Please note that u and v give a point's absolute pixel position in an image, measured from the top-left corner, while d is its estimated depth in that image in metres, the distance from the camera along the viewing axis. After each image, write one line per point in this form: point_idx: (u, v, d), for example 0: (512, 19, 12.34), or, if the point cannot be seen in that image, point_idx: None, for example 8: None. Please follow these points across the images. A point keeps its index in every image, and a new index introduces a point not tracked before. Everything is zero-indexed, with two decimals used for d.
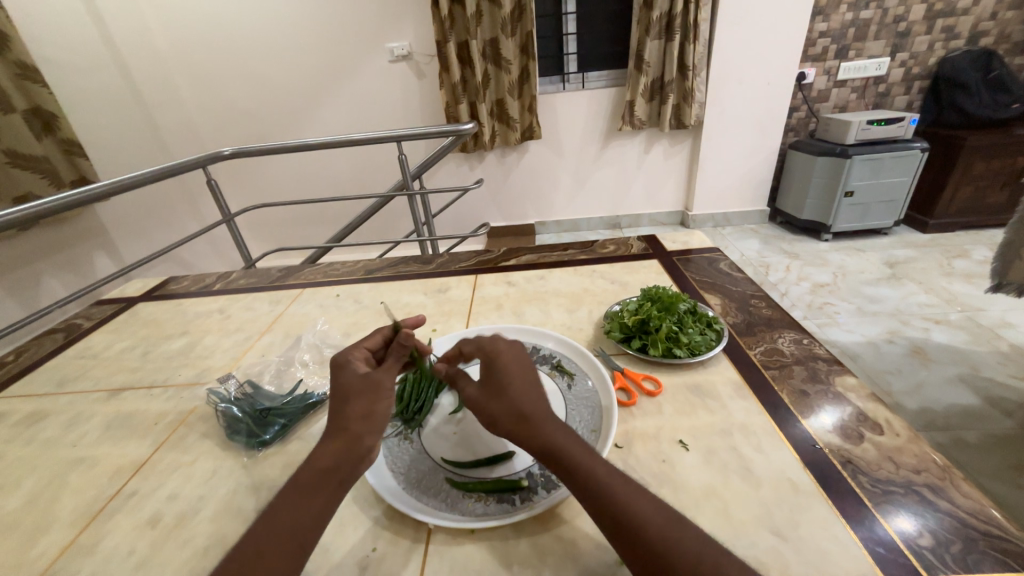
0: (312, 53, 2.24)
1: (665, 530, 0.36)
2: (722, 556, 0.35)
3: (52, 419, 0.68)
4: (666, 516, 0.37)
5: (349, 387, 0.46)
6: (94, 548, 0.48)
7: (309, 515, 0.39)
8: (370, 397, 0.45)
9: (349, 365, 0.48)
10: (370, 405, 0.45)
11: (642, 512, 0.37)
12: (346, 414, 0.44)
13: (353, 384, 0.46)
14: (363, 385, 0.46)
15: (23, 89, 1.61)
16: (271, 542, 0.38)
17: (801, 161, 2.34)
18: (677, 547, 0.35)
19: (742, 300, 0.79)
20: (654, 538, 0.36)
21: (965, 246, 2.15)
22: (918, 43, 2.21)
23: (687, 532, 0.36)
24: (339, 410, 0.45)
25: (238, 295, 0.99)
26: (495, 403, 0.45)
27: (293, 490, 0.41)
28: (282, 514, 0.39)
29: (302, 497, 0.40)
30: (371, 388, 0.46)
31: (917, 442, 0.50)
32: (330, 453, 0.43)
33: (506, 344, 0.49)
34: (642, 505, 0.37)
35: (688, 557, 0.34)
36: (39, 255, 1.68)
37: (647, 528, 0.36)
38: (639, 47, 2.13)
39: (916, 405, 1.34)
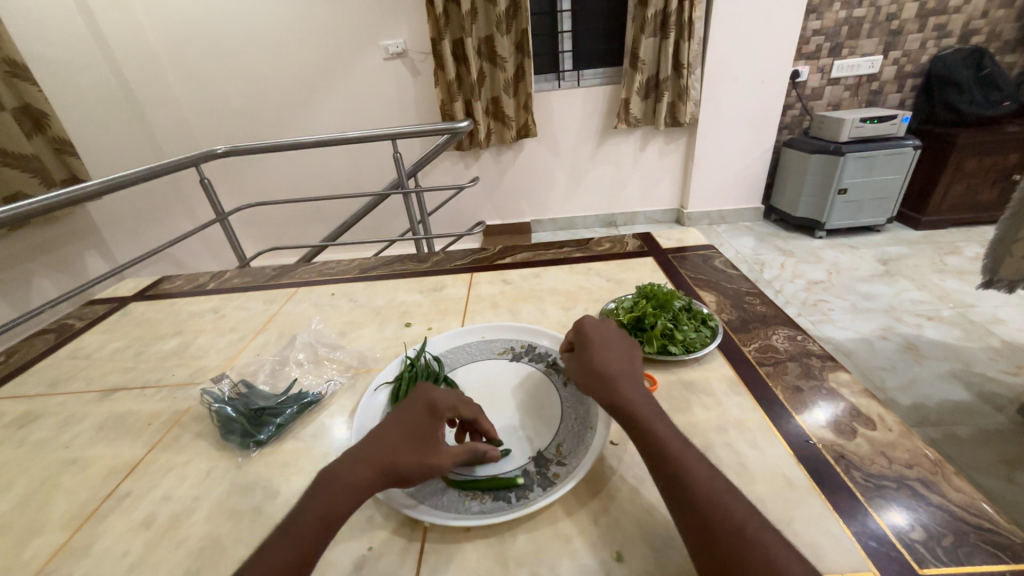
0: (306, 51, 2.22)
1: (712, 495, 0.38)
2: (761, 529, 0.36)
3: (44, 421, 0.68)
4: (715, 485, 0.39)
5: (410, 424, 0.47)
6: (87, 551, 0.47)
7: (316, 541, 0.40)
8: (413, 450, 0.45)
9: (432, 405, 0.48)
10: (407, 454, 0.44)
11: (694, 475, 0.40)
12: (384, 445, 0.45)
13: (417, 424, 0.47)
14: (421, 433, 0.46)
15: (12, 87, 1.58)
16: (275, 565, 0.38)
17: (795, 159, 2.35)
18: (722, 510, 0.37)
19: (736, 298, 0.79)
20: (699, 494, 0.39)
21: (957, 242, 2.17)
22: (911, 41, 2.22)
23: (733, 502, 0.38)
24: (384, 437, 0.46)
25: (231, 295, 0.98)
26: (585, 362, 0.52)
27: (307, 512, 0.41)
28: (289, 538, 0.39)
29: (312, 520, 0.40)
30: (424, 442, 0.45)
31: (909, 437, 0.50)
32: (347, 477, 0.43)
33: (599, 327, 0.56)
34: (697, 468, 0.41)
35: (730, 519, 0.37)
36: (28, 254, 1.65)
37: (695, 487, 0.39)
38: (634, 45, 2.13)
39: (909, 400, 1.35)
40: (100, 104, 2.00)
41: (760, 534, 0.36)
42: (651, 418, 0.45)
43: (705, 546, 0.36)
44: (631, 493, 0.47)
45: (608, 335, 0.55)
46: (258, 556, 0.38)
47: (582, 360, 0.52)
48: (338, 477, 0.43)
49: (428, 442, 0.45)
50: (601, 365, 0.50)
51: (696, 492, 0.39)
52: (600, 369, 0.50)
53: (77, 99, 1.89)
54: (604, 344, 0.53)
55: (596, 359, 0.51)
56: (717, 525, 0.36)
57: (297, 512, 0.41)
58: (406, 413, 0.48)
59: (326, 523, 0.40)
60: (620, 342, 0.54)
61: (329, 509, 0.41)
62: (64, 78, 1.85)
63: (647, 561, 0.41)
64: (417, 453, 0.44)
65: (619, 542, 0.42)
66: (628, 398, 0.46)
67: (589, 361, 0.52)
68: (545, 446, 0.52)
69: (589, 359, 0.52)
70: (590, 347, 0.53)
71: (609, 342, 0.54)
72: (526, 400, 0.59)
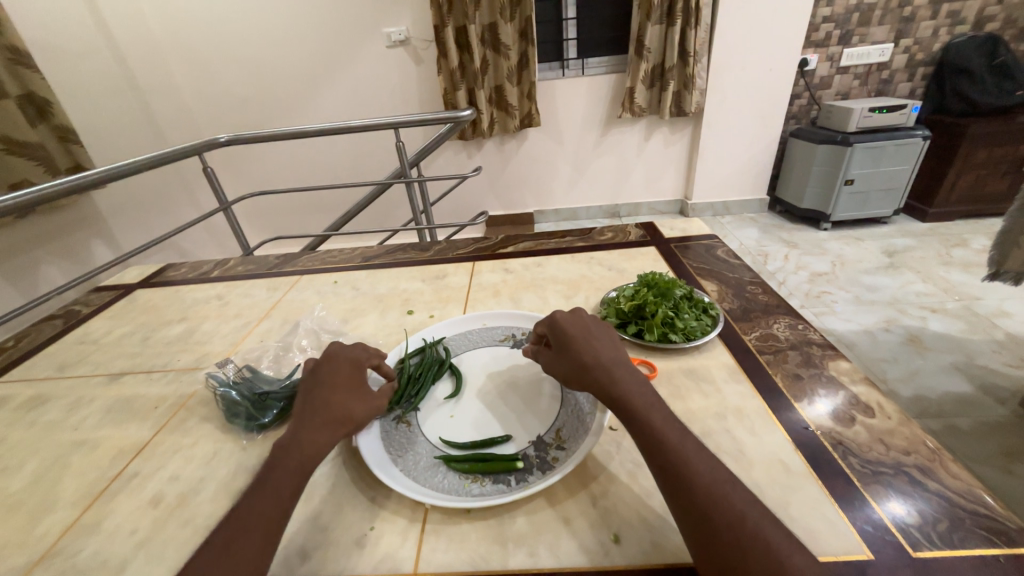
0: (307, 38, 2.20)
1: (713, 486, 0.39)
2: (762, 518, 0.37)
3: (53, 404, 0.69)
4: (715, 476, 0.39)
5: (341, 380, 0.52)
6: (97, 529, 0.48)
7: (290, 494, 0.42)
8: (356, 396, 0.51)
9: (345, 360, 0.54)
10: (351, 403, 0.50)
11: (696, 466, 0.40)
12: (327, 403, 0.49)
13: (342, 377, 0.53)
14: (350, 379, 0.53)
15: (14, 74, 1.58)
16: (260, 511, 0.41)
17: (801, 150, 2.33)
18: (723, 501, 0.37)
19: (738, 287, 0.79)
20: (700, 487, 0.39)
21: (964, 235, 2.15)
22: (923, 28, 2.18)
23: (734, 494, 0.38)
24: (324, 399, 0.50)
25: (235, 282, 0.99)
26: (570, 360, 0.51)
27: (279, 470, 0.44)
28: (270, 489, 0.42)
29: (285, 477, 0.43)
30: (357, 387, 0.52)
31: (908, 425, 0.51)
32: (311, 439, 0.46)
33: (574, 318, 0.56)
34: (697, 461, 0.41)
35: (729, 512, 0.37)
36: (35, 243, 1.67)
37: (694, 481, 0.39)
38: (639, 33, 2.10)
39: (911, 392, 1.35)
40: (103, 91, 2.00)
41: (758, 522, 0.36)
42: (649, 412, 0.45)
43: (703, 538, 0.37)
44: (629, 477, 0.47)
45: (583, 327, 0.55)
46: (242, 512, 0.41)
47: (568, 358, 0.52)
48: (301, 440, 0.46)
49: (360, 387, 0.53)
50: (589, 358, 0.50)
51: (696, 485, 0.39)
52: (588, 361, 0.50)
53: (80, 88, 1.89)
54: (583, 336, 0.53)
55: (582, 353, 0.51)
56: (717, 517, 0.37)
57: (269, 471, 0.44)
58: (330, 370, 0.53)
59: (298, 477, 0.44)
60: (596, 331, 0.54)
61: (297, 465, 0.44)
62: (67, 66, 1.85)
63: (644, 542, 0.41)
64: (357, 399, 0.51)
65: (617, 524, 0.43)
66: (624, 388, 0.47)
67: (575, 355, 0.51)
68: (545, 431, 0.52)
69: (575, 354, 0.51)
70: (570, 345, 0.52)
71: (590, 332, 0.54)
72: (528, 387, 0.60)
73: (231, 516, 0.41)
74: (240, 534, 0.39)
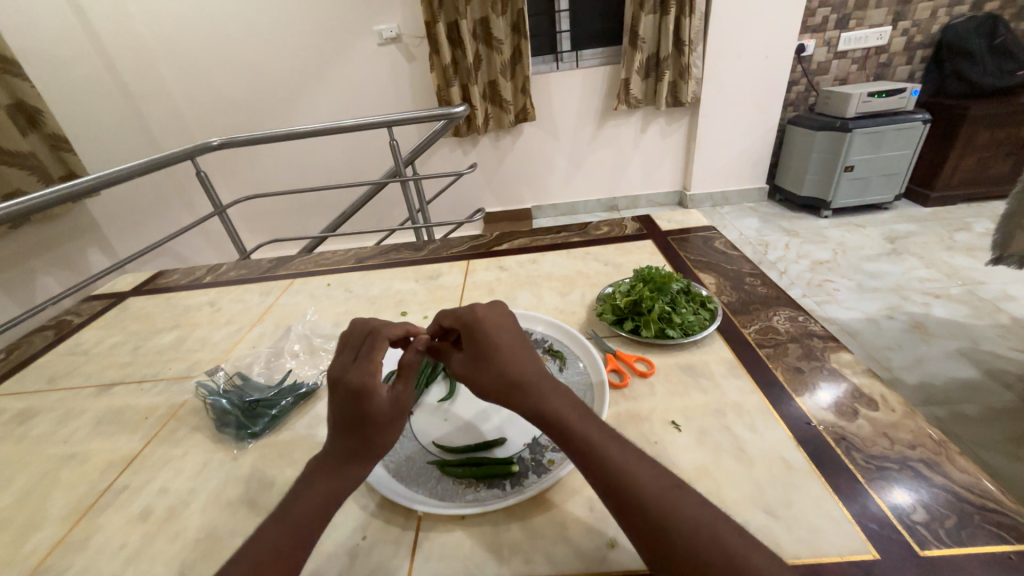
0: (298, 38, 2.18)
1: (661, 495, 0.37)
2: (715, 521, 0.35)
3: (43, 417, 0.68)
4: (661, 482, 0.38)
5: (355, 412, 0.44)
6: (85, 545, 0.47)
7: (313, 526, 0.40)
8: (378, 429, 0.44)
9: (352, 386, 0.44)
10: (374, 438, 0.44)
11: (639, 478, 0.38)
12: (352, 439, 0.44)
13: (359, 411, 0.44)
14: (368, 412, 0.44)
15: (3, 82, 1.56)
16: (277, 544, 0.38)
17: (800, 137, 2.30)
18: (674, 510, 0.36)
19: (737, 279, 0.78)
20: (650, 495, 0.37)
21: (966, 219, 2.13)
22: (921, 10, 2.14)
23: (685, 501, 0.36)
24: (348, 434, 0.44)
25: (227, 288, 0.98)
26: (485, 378, 0.46)
27: (301, 500, 0.41)
28: (289, 520, 0.40)
29: (308, 509, 0.41)
30: (376, 417, 0.44)
31: (913, 418, 0.49)
32: (336, 473, 0.43)
33: (493, 317, 0.49)
34: (639, 471, 0.38)
35: (685, 519, 0.35)
36: (30, 253, 1.66)
37: (642, 489, 0.37)
38: (633, 23, 2.07)
39: (915, 379, 1.34)
40: (94, 98, 1.98)
41: (717, 523, 0.35)
42: (584, 425, 0.42)
43: (661, 550, 0.35)
44: None
45: (505, 331, 0.48)
46: (259, 543, 0.39)
47: (489, 371, 0.46)
48: (329, 473, 0.43)
49: (381, 411, 0.44)
50: (508, 378, 0.45)
51: (642, 500, 0.36)
52: (508, 382, 0.45)
53: (71, 95, 1.88)
54: (505, 344, 0.47)
55: (508, 368, 0.45)
56: (673, 524, 0.35)
57: (292, 500, 0.42)
58: (346, 404, 0.44)
59: (320, 508, 0.41)
60: (517, 336, 0.49)
61: (320, 496, 0.41)
62: (57, 74, 1.83)
63: None
64: (380, 430, 0.44)
65: (613, 529, 0.42)
66: (559, 408, 0.43)
67: (500, 370, 0.45)
68: (540, 433, 0.51)
69: (497, 369, 0.46)
70: (492, 356, 0.46)
71: (511, 335, 0.48)
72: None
73: (247, 546, 0.39)
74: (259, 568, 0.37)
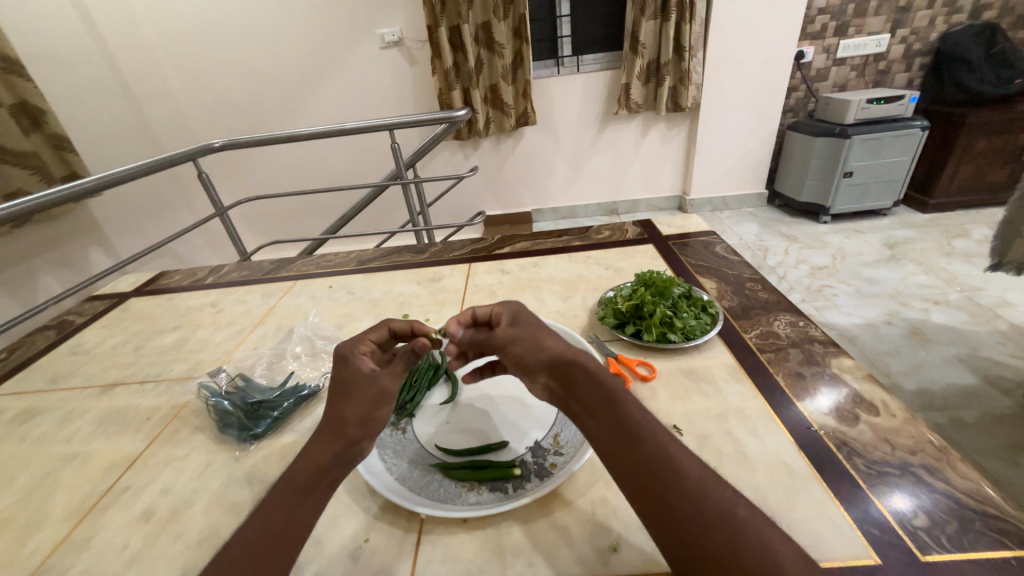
0: (300, 41, 2.19)
1: (704, 483, 0.36)
2: (751, 514, 0.34)
3: (44, 417, 0.68)
4: (702, 472, 0.37)
5: (346, 381, 0.44)
6: (87, 545, 0.47)
7: (287, 517, 0.39)
8: (346, 400, 0.44)
9: (340, 353, 0.47)
10: (343, 409, 0.43)
11: (683, 465, 0.37)
12: (324, 413, 0.44)
13: (340, 381, 0.45)
14: (342, 382, 0.45)
15: (7, 83, 1.57)
16: (256, 541, 0.37)
17: (799, 143, 2.31)
18: (715, 498, 0.35)
19: (738, 284, 0.78)
20: (693, 481, 0.36)
21: (965, 225, 2.14)
22: (920, 18, 2.16)
23: (722, 491, 0.36)
24: (331, 407, 0.44)
25: (229, 289, 0.98)
26: (537, 336, 0.47)
27: (280, 489, 0.40)
28: (266, 514, 0.39)
29: (282, 499, 0.40)
30: (351, 388, 0.44)
31: (913, 424, 0.49)
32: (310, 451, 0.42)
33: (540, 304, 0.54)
34: (682, 457, 0.38)
35: (724, 507, 0.34)
36: (32, 253, 1.66)
37: (684, 474, 0.36)
38: (634, 28, 2.08)
39: (914, 385, 1.34)
40: (97, 99, 1.99)
41: (753, 519, 0.34)
42: (632, 402, 0.41)
43: (695, 536, 0.33)
44: None
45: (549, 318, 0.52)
46: (240, 540, 0.38)
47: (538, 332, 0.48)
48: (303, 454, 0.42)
49: (364, 383, 0.44)
50: (561, 342, 0.46)
51: (686, 483, 0.36)
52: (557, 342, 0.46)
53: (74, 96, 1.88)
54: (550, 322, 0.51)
55: (560, 336, 0.48)
56: (715, 513, 0.34)
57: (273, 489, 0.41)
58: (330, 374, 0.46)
59: (296, 496, 0.40)
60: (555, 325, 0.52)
61: (298, 481, 0.40)
62: (62, 75, 1.84)
63: (644, 550, 0.40)
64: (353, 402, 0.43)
65: (615, 532, 0.42)
66: (609, 378, 0.42)
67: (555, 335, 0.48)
68: (542, 436, 0.52)
69: (548, 333, 0.48)
70: (545, 326, 0.49)
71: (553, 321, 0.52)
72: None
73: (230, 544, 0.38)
74: (238, 565, 0.36)
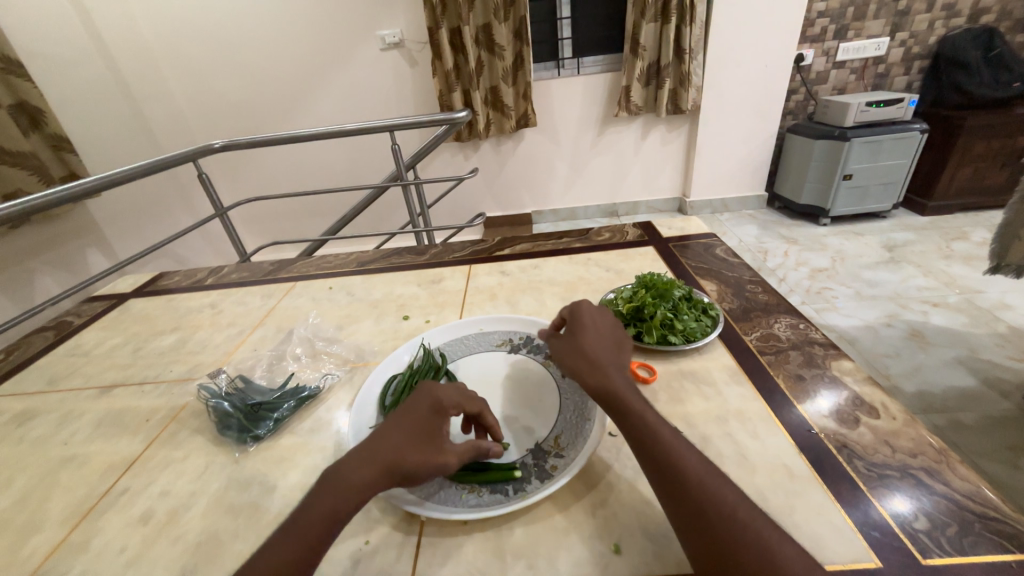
0: (301, 43, 2.19)
1: (704, 481, 0.39)
2: (750, 510, 0.37)
3: (42, 419, 0.68)
4: (706, 471, 0.40)
5: (410, 417, 0.46)
6: (85, 548, 0.47)
7: (319, 542, 0.39)
8: (416, 446, 0.44)
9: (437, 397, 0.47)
10: (408, 449, 0.44)
11: (686, 464, 0.40)
12: (385, 443, 0.44)
13: (416, 421, 0.46)
14: (420, 427, 0.45)
15: (7, 84, 1.57)
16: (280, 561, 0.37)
17: (799, 145, 2.32)
18: (715, 495, 0.38)
19: (738, 286, 0.78)
20: (693, 483, 0.39)
21: (964, 228, 2.14)
22: (918, 22, 2.17)
23: (723, 489, 0.39)
24: (384, 436, 0.45)
25: (229, 290, 0.98)
26: (571, 350, 0.53)
27: (308, 513, 0.40)
28: (294, 538, 0.39)
29: (313, 523, 0.39)
30: (422, 438, 0.45)
31: (913, 426, 0.49)
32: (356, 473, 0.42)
33: (592, 310, 0.57)
34: (688, 456, 0.41)
35: (721, 502, 0.38)
36: (31, 253, 1.66)
37: (687, 472, 0.40)
38: (634, 31, 2.09)
39: (913, 387, 1.34)
40: (98, 101, 2.00)
41: (751, 514, 0.37)
42: (642, 407, 0.45)
43: (698, 533, 0.37)
44: (629, 486, 0.46)
45: (602, 325, 0.55)
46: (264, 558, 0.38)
47: (571, 345, 0.53)
48: (345, 472, 0.42)
49: (435, 438, 0.45)
50: (588, 356, 0.51)
51: (688, 481, 0.39)
52: (582, 356, 0.51)
53: (74, 96, 1.88)
54: (594, 330, 0.54)
55: (587, 346, 0.52)
56: (713, 513, 0.37)
57: (301, 511, 0.40)
58: (412, 409, 0.47)
59: (329, 523, 0.40)
60: (610, 332, 0.55)
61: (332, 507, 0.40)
62: (63, 75, 1.85)
63: (645, 553, 0.40)
64: (416, 450, 0.44)
65: (617, 534, 0.42)
66: (619, 386, 0.47)
67: (580, 346, 0.52)
68: (542, 439, 0.51)
69: (579, 344, 0.53)
70: (584, 336, 0.53)
71: (601, 327, 0.55)
72: (539, 386, 0.59)
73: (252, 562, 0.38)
74: None
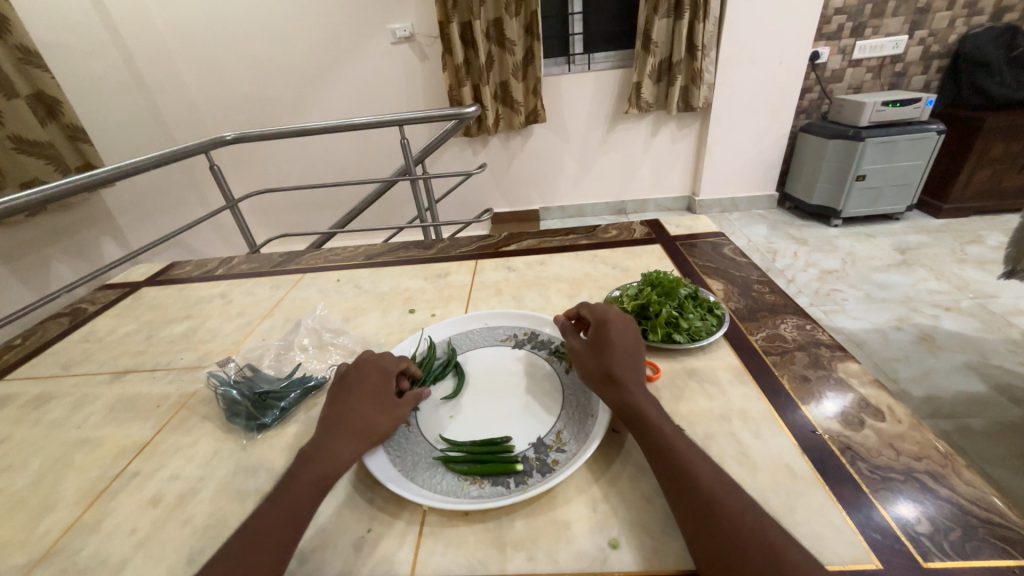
0: (312, 36, 2.20)
1: (714, 487, 0.40)
2: (761, 518, 0.38)
3: (57, 402, 0.69)
4: (717, 479, 0.41)
5: (364, 389, 0.52)
6: (97, 527, 0.48)
7: (307, 503, 0.42)
8: (380, 410, 0.51)
9: (375, 368, 0.55)
10: (373, 415, 0.50)
11: (698, 472, 0.41)
12: (349, 416, 0.49)
13: (369, 390, 0.52)
14: (373, 393, 0.52)
15: (24, 73, 1.59)
16: (272, 523, 0.40)
17: (812, 145, 2.29)
18: (724, 501, 0.39)
19: (745, 286, 0.77)
20: (704, 490, 0.40)
21: (980, 231, 2.10)
22: (939, 19, 2.12)
23: (733, 497, 0.39)
24: (347, 409, 0.50)
25: (238, 280, 0.99)
26: (593, 362, 0.53)
27: (296, 480, 0.44)
28: (282, 503, 0.42)
29: (299, 488, 0.43)
30: (380, 402, 0.51)
31: (919, 430, 0.49)
32: (333, 447, 0.46)
33: (621, 321, 0.56)
34: (699, 464, 0.42)
35: (731, 508, 0.38)
36: (46, 241, 1.69)
37: (697, 479, 0.41)
38: (646, 26, 2.06)
39: (923, 392, 1.32)
40: (113, 93, 2.02)
41: (760, 522, 0.37)
42: (660, 420, 0.46)
43: (706, 536, 0.37)
44: (630, 482, 0.47)
45: (626, 338, 0.54)
46: (255, 522, 0.41)
47: (595, 358, 0.53)
48: (323, 448, 0.46)
49: (391, 400, 0.52)
50: (607, 371, 0.51)
51: (699, 486, 0.40)
52: (604, 371, 0.51)
53: (89, 86, 1.90)
54: (620, 345, 0.53)
55: (612, 362, 0.51)
56: (722, 515, 0.38)
57: (289, 480, 0.44)
58: (358, 381, 0.53)
59: (315, 487, 0.43)
60: (633, 346, 0.54)
61: (314, 474, 0.44)
62: (80, 65, 1.87)
63: (645, 549, 0.40)
64: (379, 412, 0.50)
65: (616, 530, 0.42)
66: (637, 400, 0.48)
67: (605, 361, 0.52)
68: (545, 433, 0.52)
69: (603, 358, 0.52)
70: (608, 349, 0.53)
71: (628, 342, 0.54)
72: (540, 382, 0.59)
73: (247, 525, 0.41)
74: (255, 546, 0.39)
